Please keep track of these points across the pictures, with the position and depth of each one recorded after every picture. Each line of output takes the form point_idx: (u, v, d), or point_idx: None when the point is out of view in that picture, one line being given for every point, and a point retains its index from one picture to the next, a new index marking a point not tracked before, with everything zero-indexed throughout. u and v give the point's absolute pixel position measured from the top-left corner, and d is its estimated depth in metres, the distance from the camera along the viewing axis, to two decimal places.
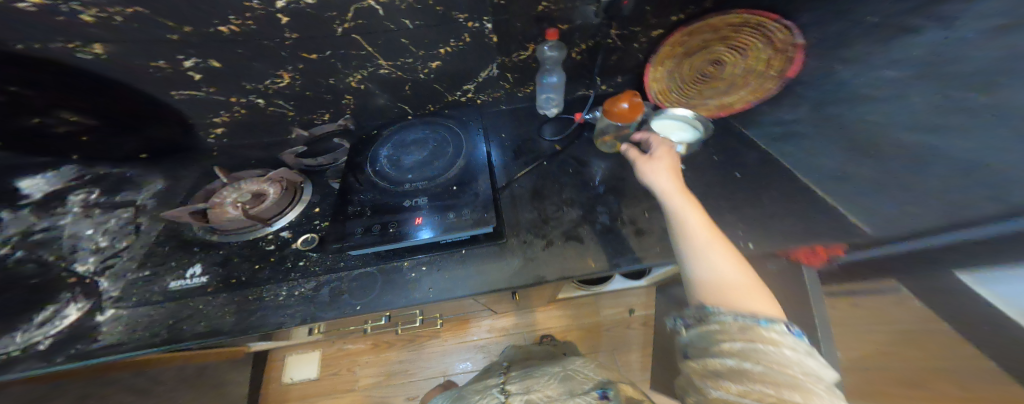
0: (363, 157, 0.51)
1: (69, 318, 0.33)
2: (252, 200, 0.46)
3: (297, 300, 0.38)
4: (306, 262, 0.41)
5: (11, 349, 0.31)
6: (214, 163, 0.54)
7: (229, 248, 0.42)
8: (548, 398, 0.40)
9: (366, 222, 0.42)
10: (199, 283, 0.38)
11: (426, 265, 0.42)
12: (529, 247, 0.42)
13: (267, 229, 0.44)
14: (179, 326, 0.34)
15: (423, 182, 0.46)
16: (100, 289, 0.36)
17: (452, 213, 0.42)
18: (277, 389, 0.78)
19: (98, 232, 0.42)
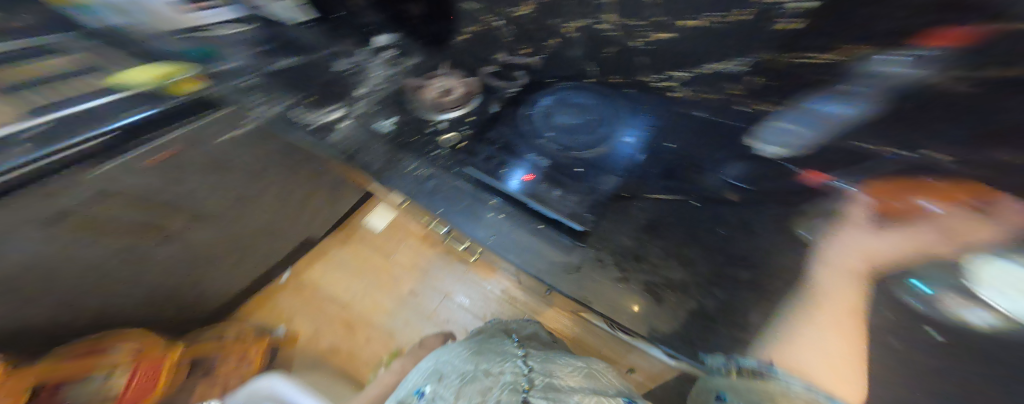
0: (526, 98, 0.55)
1: (324, 105, 0.53)
2: (443, 92, 0.59)
3: (414, 175, 0.48)
4: (437, 153, 0.50)
5: (315, 120, 0.50)
6: (445, 56, 0.68)
7: (411, 114, 0.56)
8: (570, 387, 0.40)
9: (491, 152, 0.49)
10: (389, 129, 0.53)
11: (503, 214, 0.42)
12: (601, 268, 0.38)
13: (433, 115, 0.56)
14: (355, 153, 0.50)
15: (552, 146, 0.49)
16: (342, 99, 0.54)
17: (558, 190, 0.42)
18: (351, 224, 1.01)
19: (376, 68, 0.62)
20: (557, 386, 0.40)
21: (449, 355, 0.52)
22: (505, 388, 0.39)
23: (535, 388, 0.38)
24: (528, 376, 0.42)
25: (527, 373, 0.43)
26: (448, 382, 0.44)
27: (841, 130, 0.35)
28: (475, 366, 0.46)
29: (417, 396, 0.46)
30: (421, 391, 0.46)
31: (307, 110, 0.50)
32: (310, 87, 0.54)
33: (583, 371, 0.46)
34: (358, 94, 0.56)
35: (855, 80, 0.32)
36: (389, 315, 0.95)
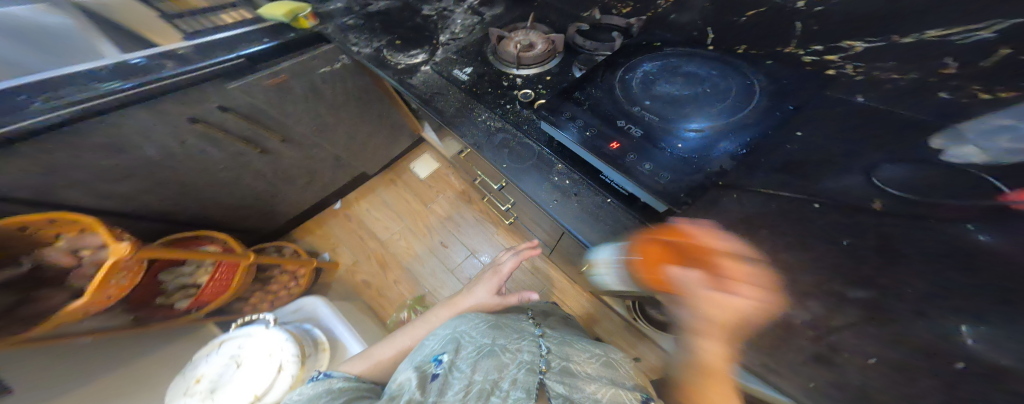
0: (624, 61, 0.44)
1: (413, 56, 0.59)
2: (526, 46, 0.55)
3: (482, 127, 0.47)
4: (512, 108, 0.48)
5: (398, 63, 0.58)
6: (530, 9, 0.66)
7: (491, 68, 0.55)
8: (588, 375, 0.39)
9: (577, 113, 0.38)
10: (463, 78, 0.53)
11: (570, 181, 0.39)
12: None
13: (515, 71, 0.54)
14: (432, 97, 0.51)
15: (654, 116, 0.37)
16: (433, 52, 0.60)
17: (649, 164, 0.33)
18: (402, 167, 1.16)
19: (462, 24, 0.67)
20: (574, 372, 0.40)
21: (465, 326, 0.45)
22: (523, 367, 0.38)
23: (551, 370, 0.38)
24: (545, 359, 0.40)
25: (543, 355, 0.41)
26: (464, 354, 0.41)
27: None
28: (494, 341, 0.43)
29: (434, 365, 0.40)
30: (438, 360, 0.41)
31: (399, 50, 0.61)
32: (398, 31, 0.66)
33: (604, 360, 0.44)
34: (441, 43, 0.62)
35: None
36: (420, 262, 1.01)
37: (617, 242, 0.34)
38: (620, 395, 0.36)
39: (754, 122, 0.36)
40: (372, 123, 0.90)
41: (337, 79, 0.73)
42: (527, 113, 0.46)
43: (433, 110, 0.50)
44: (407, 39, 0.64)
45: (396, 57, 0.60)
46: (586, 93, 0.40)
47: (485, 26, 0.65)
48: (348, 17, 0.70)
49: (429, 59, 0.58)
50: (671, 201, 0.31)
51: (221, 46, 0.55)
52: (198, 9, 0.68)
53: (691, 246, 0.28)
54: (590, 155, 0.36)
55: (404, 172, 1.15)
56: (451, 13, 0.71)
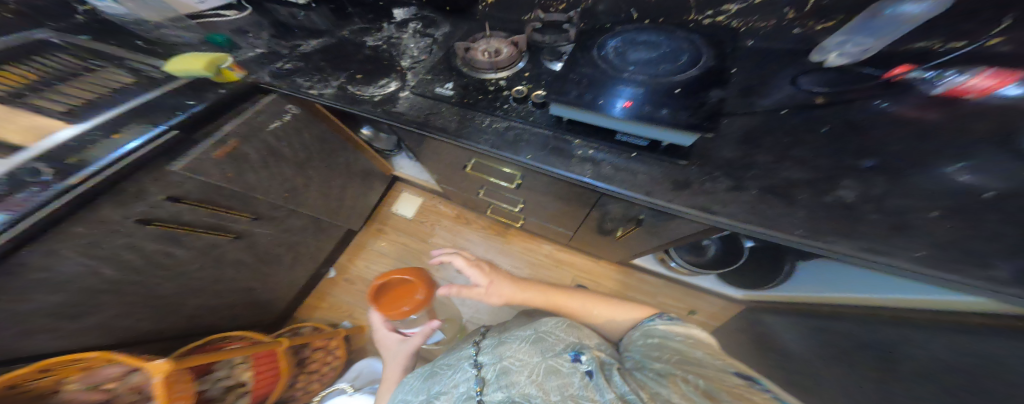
0: (592, 42, 0.51)
1: (385, 87, 0.58)
2: (493, 52, 0.58)
3: (491, 131, 0.48)
4: (510, 107, 0.50)
5: (373, 95, 0.56)
6: (475, 22, 0.69)
7: (469, 78, 0.57)
8: (520, 364, 0.41)
9: (581, 90, 0.42)
10: (448, 93, 0.54)
11: (594, 151, 0.43)
12: (709, 181, 0.37)
13: (494, 75, 0.56)
14: (429, 118, 0.51)
15: (642, 75, 0.43)
16: (404, 78, 0.59)
17: (665, 109, 0.37)
18: (384, 212, 1.10)
19: (416, 48, 0.67)
20: (508, 368, 0.41)
21: (403, 392, 0.51)
22: (459, 401, 0.40)
23: (488, 384, 0.40)
24: (478, 378, 0.42)
25: (477, 374, 0.43)
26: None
27: (909, 28, 0.40)
28: (428, 394, 0.45)
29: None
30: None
31: (363, 84, 0.59)
32: (352, 66, 0.64)
33: (535, 338, 0.45)
34: (405, 68, 0.62)
35: (906, 18, 0.39)
36: None
37: (643, 183, 0.38)
38: (554, 365, 0.38)
39: (716, 62, 0.45)
40: (340, 172, 0.84)
41: (295, 133, 0.66)
42: (527, 106, 0.49)
43: (436, 129, 0.50)
44: (367, 72, 0.62)
45: (363, 92, 0.57)
46: (578, 73, 0.45)
47: (442, 44, 0.67)
48: (287, 64, 0.64)
49: (404, 85, 0.57)
50: (699, 127, 0.35)
51: (143, 126, 0.47)
52: (44, 80, 0.51)
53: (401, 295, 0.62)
54: (609, 118, 0.39)
55: (387, 216, 1.10)
56: (398, 40, 0.70)
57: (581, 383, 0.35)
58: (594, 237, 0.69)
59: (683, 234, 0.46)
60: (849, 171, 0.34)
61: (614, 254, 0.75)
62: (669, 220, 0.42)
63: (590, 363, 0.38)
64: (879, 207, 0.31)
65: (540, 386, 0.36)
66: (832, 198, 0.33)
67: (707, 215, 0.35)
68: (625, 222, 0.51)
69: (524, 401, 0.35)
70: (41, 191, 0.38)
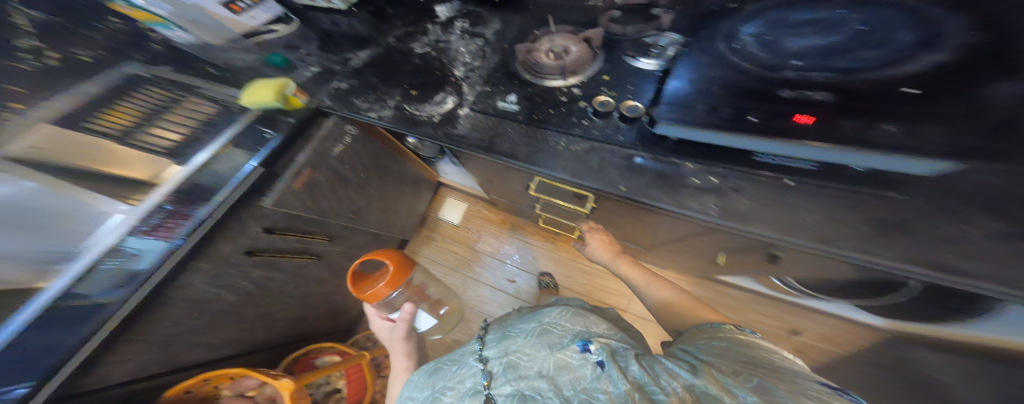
0: (712, 31, 0.41)
1: (444, 104, 0.53)
2: (561, 51, 0.51)
3: (570, 154, 0.42)
4: (589, 124, 0.44)
5: (435, 114, 0.52)
6: (529, 14, 0.61)
7: (535, 87, 0.50)
8: (528, 358, 0.40)
9: (713, 102, 0.34)
10: (513, 109, 0.48)
11: (719, 178, 0.34)
12: (931, 223, 0.26)
13: (563, 82, 0.49)
14: (496, 140, 0.46)
15: (820, 73, 0.33)
16: (462, 91, 0.54)
17: (890, 126, 0.27)
18: (436, 217, 1.11)
19: (467, 51, 0.61)
20: (515, 363, 0.40)
21: (410, 389, 0.48)
22: (466, 396, 0.39)
23: (495, 378, 0.39)
24: (487, 373, 0.41)
25: (485, 368, 0.42)
26: None
27: None
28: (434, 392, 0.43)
29: None
30: None
31: (417, 103, 0.55)
32: (405, 79, 0.60)
33: (541, 329, 0.45)
34: (461, 76, 0.56)
35: None
36: (498, 303, 0.97)
37: (797, 223, 0.30)
38: (563, 358, 0.38)
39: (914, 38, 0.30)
40: (395, 185, 0.85)
41: (356, 154, 0.66)
42: (612, 120, 0.43)
43: (503, 156, 0.44)
44: (424, 87, 0.57)
45: (417, 111, 0.54)
46: (700, 77, 0.37)
47: (495, 46, 0.59)
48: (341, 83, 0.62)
49: (461, 100, 0.53)
50: (941, 156, 0.25)
51: (245, 156, 0.52)
52: (147, 117, 0.50)
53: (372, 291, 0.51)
54: (770, 141, 0.30)
55: (437, 220, 1.10)
56: (446, 43, 0.64)
57: (593, 375, 0.35)
58: (678, 254, 0.60)
59: (824, 274, 0.38)
60: None
61: (692, 269, 0.67)
62: (826, 263, 0.33)
63: (600, 353, 0.38)
64: None
65: (551, 381, 0.36)
66: None
67: (945, 275, 0.25)
68: (735, 253, 0.43)
69: (536, 395, 0.35)
70: (180, 221, 0.45)
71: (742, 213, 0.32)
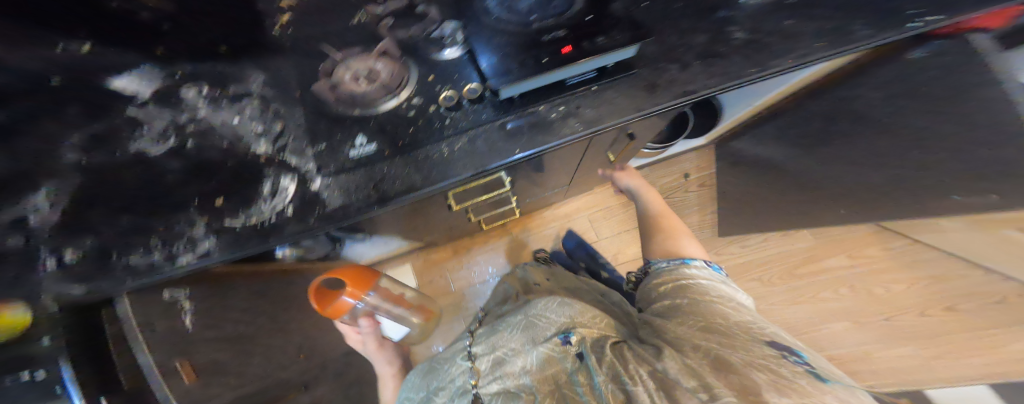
0: (473, 11, 0.57)
1: (287, 188, 0.51)
2: (369, 73, 0.56)
3: (461, 154, 0.53)
4: (452, 120, 0.55)
5: (265, 215, 0.50)
6: (294, 50, 0.60)
7: (376, 118, 0.55)
8: (512, 352, 0.56)
9: (520, 58, 0.51)
10: (371, 149, 0.53)
11: (563, 105, 0.54)
12: (663, 72, 0.53)
13: (397, 98, 0.56)
14: (382, 187, 0.51)
15: (555, 17, 0.53)
16: (294, 164, 0.53)
17: (603, 37, 0.50)
18: None
19: (243, 118, 0.54)
20: (502, 357, 0.56)
21: (406, 389, 0.68)
22: (458, 393, 0.55)
23: (482, 376, 0.55)
24: (474, 368, 0.57)
25: (473, 365, 0.58)
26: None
27: None
28: (432, 385, 0.62)
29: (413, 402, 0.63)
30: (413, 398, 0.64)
31: (243, 207, 0.50)
32: (208, 187, 0.50)
33: (525, 323, 0.61)
34: (261, 150, 0.53)
35: None
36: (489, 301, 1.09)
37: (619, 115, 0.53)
38: (548, 353, 0.52)
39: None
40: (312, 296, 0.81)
41: (228, 300, 0.59)
42: (468, 108, 0.55)
43: (401, 194, 0.51)
44: (231, 191, 0.51)
45: (253, 217, 0.50)
46: (496, 48, 0.52)
47: (281, 98, 0.56)
48: (51, 248, 0.42)
49: (303, 174, 0.53)
50: (633, 40, 0.50)
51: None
52: None
53: (334, 308, 0.68)
54: (567, 68, 0.50)
55: None
56: (198, 119, 0.53)
57: (574, 367, 0.49)
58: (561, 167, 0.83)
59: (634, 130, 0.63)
60: (727, 22, 0.54)
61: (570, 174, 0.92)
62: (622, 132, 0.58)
63: (577, 345, 0.51)
64: (765, 34, 0.52)
65: (533, 373, 0.50)
66: (736, 43, 0.53)
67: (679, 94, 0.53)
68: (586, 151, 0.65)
69: (518, 391, 0.49)
70: None
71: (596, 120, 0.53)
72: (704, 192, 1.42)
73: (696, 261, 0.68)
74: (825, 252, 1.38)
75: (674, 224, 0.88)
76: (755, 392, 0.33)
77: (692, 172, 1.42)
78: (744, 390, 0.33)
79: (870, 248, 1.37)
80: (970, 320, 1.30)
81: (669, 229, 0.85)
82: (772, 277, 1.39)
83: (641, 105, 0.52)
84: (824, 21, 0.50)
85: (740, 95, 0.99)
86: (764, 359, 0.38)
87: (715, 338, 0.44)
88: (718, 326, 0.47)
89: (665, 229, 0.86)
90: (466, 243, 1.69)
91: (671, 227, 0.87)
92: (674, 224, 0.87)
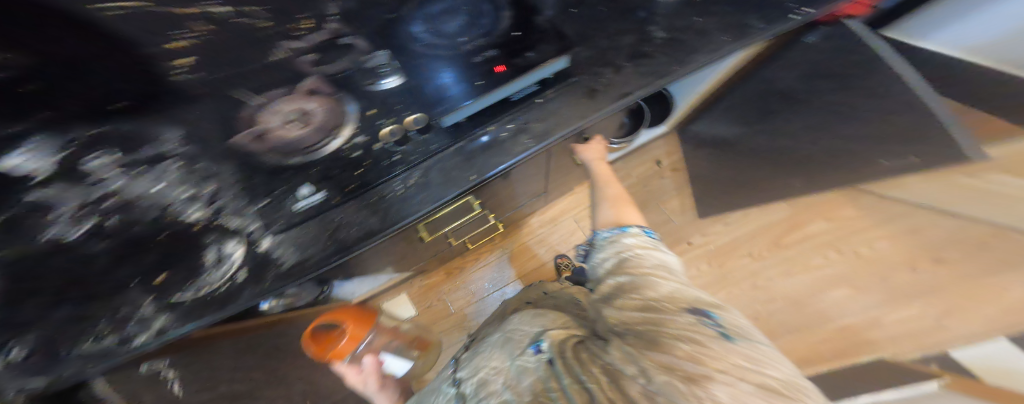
0: (399, 38, 0.57)
1: (236, 254, 0.49)
2: (301, 117, 0.52)
3: (415, 187, 0.52)
4: (400, 155, 0.53)
5: (218, 284, 0.47)
6: (218, 101, 0.53)
7: (319, 164, 0.52)
8: (493, 372, 0.53)
9: (454, 84, 0.52)
10: (319, 198, 0.51)
11: (512, 123, 0.54)
12: (600, 77, 0.56)
13: (339, 139, 0.53)
14: (339, 236, 0.50)
15: (482, 37, 0.54)
16: (239, 227, 0.50)
17: (531, 52, 0.53)
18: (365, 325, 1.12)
19: (168, 185, 0.50)
20: (485, 378, 0.53)
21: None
22: None
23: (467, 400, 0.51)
24: (459, 395, 0.54)
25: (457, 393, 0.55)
26: None
27: None
28: None
29: None
30: None
31: (192, 280, 0.47)
32: (144, 267, 0.47)
33: (506, 342, 0.62)
34: (195, 217, 0.50)
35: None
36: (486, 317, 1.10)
37: (568, 124, 0.53)
38: (525, 365, 0.49)
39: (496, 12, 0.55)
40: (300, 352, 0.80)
41: None
42: (415, 139, 0.53)
43: (361, 240, 0.50)
44: (174, 265, 0.47)
45: (206, 287, 0.47)
46: (432, 74, 0.52)
47: (206, 155, 0.52)
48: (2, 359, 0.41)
49: (250, 236, 0.50)
50: (564, 50, 0.54)
51: None
52: None
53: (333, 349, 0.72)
54: (506, 86, 0.52)
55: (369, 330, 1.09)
56: (113, 193, 0.48)
57: (546, 370, 0.45)
58: (529, 175, 0.86)
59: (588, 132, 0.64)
60: (646, 23, 0.59)
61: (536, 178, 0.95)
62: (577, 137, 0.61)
63: (548, 351, 0.49)
64: (681, 30, 0.57)
65: (513, 389, 0.45)
66: (658, 40, 0.57)
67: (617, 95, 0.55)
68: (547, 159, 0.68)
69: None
70: None
71: (548, 129, 0.53)
72: (678, 175, 1.47)
73: (636, 227, 0.77)
74: (802, 219, 1.43)
75: (615, 190, 0.95)
76: (678, 367, 0.34)
77: (663, 158, 1.47)
78: (671, 366, 0.34)
79: (842, 209, 1.40)
80: (961, 270, 1.29)
81: (614, 197, 0.93)
82: (757, 249, 1.43)
83: (586, 111, 0.54)
84: (727, 16, 0.56)
85: (682, 87, 1.04)
86: (684, 328, 0.40)
87: (650, 318, 0.45)
88: (649, 295, 0.50)
89: (613, 198, 0.93)
90: (459, 263, 1.68)
91: (618, 195, 0.93)
92: (614, 189, 0.96)
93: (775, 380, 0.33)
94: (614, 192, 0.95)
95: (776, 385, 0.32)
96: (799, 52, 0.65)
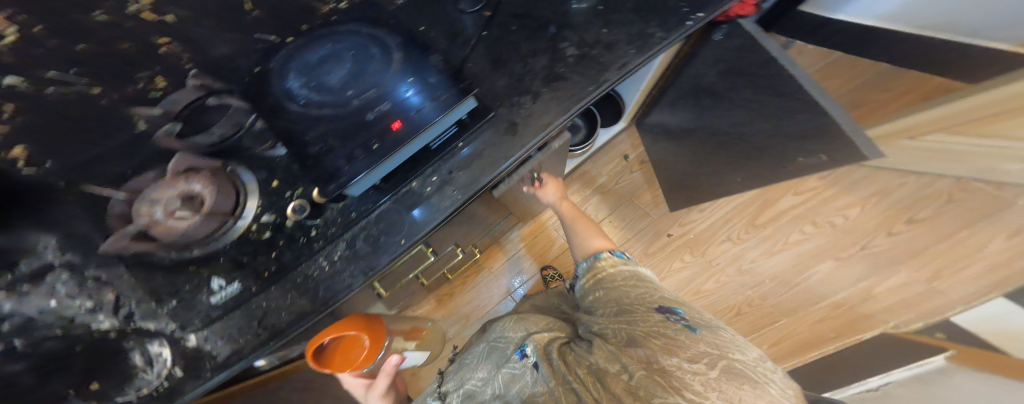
0: (274, 97, 0.50)
1: (163, 353, 0.45)
2: (185, 203, 0.46)
3: (342, 260, 0.50)
4: (318, 230, 0.51)
5: (158, 383, 0.44)
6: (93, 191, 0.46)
7: (231, 249, 0.50)
8: (475, 386, 0.60)
9: (345, 150, 0.47)
10: (234, 289, 0.49)
11: (435, 176, 0.51)
12: (519, 108, 0.52)
13: (244, 219, 0.51)
14: (268, 324, 0.48)
15: (371, 87, 0.49)
16: (155, 329, 0.45)
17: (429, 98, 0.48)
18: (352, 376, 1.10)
19: (66, 299, 0.44)
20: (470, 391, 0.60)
21: None
22: None
23: None
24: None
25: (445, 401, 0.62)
26: None
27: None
28: None
29: None
30: None
31: (122, 387, 0.43)
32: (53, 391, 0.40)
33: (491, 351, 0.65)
34: (105, 326, 0.44)
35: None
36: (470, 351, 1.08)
37: (487, 168, 0.50)
38: (508, 372, 0.56)
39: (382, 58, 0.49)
40: None
41: None
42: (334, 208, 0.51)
43: (292, 323, 0.47)
44: (103, 375, 0.43)
45: (144, 387, 0.44)
46: (319, 139, 0.47)
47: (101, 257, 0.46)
48: None
49: (172, 335, 0.46)
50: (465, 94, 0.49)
51: None
52: None
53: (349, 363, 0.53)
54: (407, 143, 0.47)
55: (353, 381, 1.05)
56: None
57: (533, 379, 0.53)
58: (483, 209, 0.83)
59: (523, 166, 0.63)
60: (558, 40, 0.55)
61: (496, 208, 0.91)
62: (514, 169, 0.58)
63: (532, 356, 0.56)
64: (592, 45, 0.53)
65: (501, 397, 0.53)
66: (571, 58, 0.53)
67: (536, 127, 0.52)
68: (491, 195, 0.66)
69: None
70: None
71: (468, 176, 0.51)
72: (647, 167, 1.43)
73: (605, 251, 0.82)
74: (782, 192, 1.39)
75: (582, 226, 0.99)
76: (653, 360, 0.46)
77: (630, 152, 1.43)
78: (648, 361, 0.46)
79: (811, 181, 1.36)
80: (941, 224, 1.26)
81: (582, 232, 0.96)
82: (738, 231, 1.39)
83: (506, 150, 0.51)
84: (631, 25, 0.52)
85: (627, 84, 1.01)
86: (658, 325, 0.52)
87: (626, 320, 0.56)
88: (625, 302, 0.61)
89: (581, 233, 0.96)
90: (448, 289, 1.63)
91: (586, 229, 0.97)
92: (584, 224, 0.99)
93: (738, 362, 0.44)
94: (582, 225, 0.98)
95: (739, 366, 0.43)
96: (712, 49, 0.62)
